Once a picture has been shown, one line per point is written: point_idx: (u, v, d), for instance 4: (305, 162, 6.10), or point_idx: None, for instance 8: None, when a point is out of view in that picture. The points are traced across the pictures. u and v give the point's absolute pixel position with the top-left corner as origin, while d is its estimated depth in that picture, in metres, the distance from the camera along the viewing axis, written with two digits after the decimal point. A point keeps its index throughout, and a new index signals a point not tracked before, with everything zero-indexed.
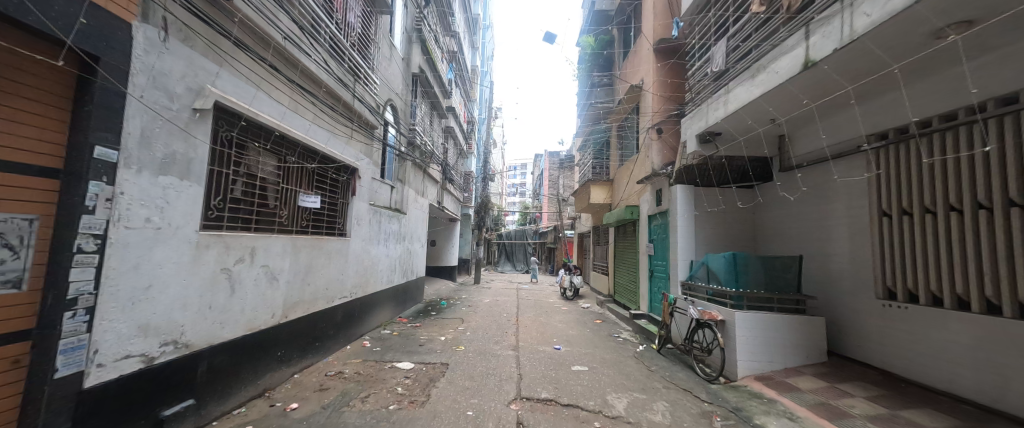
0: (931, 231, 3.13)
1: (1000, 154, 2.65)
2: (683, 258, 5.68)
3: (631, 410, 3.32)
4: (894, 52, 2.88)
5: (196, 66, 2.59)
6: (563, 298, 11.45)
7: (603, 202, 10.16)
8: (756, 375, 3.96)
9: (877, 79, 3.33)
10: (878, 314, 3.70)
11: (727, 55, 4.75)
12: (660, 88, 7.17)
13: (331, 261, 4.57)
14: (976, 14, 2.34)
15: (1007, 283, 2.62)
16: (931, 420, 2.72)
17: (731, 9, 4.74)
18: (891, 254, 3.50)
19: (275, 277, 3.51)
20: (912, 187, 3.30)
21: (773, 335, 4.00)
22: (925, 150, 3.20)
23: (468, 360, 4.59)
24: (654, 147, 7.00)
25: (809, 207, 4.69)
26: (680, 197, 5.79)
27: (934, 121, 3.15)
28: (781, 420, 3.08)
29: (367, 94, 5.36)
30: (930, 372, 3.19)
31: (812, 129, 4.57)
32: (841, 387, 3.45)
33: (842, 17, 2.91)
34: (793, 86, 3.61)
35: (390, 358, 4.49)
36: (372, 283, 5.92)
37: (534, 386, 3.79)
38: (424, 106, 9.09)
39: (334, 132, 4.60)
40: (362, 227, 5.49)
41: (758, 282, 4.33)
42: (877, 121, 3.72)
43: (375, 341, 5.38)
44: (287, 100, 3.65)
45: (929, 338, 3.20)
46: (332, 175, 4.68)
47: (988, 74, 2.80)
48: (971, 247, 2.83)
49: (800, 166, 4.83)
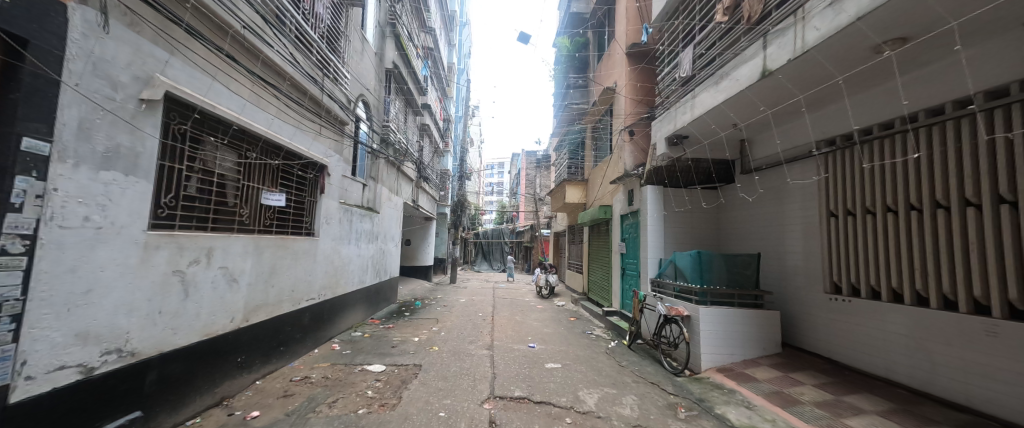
0: (870, 231, 3.43)
1: (929, 161, 2.95)
2: (652, 256, 5.88)
3: (602, 405, 3.41)
4: (840, 65, 3.12)
5: (144, 54, 2.41)
6: (539, 296, 11.56)
7: (578, 201, 10.34)
8: (718, 367, 4.17)
9: (826, 89, 3.58)
10: (826, 307, 3.99)
11: (694, 62, 4.97)
12: (632, 91, 7.41)
13: (298, 261, 4.38)
14: (910, 32, 2.58)
15: (933, 278, 2.90)
16: (869, 404, 2.97)
17: (698, 17, 4.96)
18: (837, 251, 3.78)
19: (235, 279, 3.33)
20: (856, 190, 3.58)
21: (734, 329, 4.24)
22: (867, 156, 3.49)
23: (441, 361, 4.54)
24: (626, 148, 7.20)
25: (766, 208, 4.98)
26: (650, 197, 6.00)
27: (874, 129, 3.44)
28: (739, 409, 3.26)
29: (337, 88, 5.18)
30: (870, 360, 3.48)
31: (769, 134, 4.85)
32: (793, 375, 3.71)
33: (795, 30, 3.11)
34: (752, 94, 3.83)
35: (361, 361, 4.37)
36: (343, 284, 5.75)
37: (508, 385, 3.81)
38: (399, 102, 8.91)
39: (301, 127, 4.40)
40: (332, 226, 5.31)
41: (720, 278, 4.54)
42: (826, 128, 4.00)
43: (346, 343, 5.21)
44: (247, 93, 3.46)
45: (869, 328, 3.49)
46: (298, 172, 4.48)
47: (920, 88, 3.07)
48: (904, 244, 3.11)
49: (758, 169, 5.13)
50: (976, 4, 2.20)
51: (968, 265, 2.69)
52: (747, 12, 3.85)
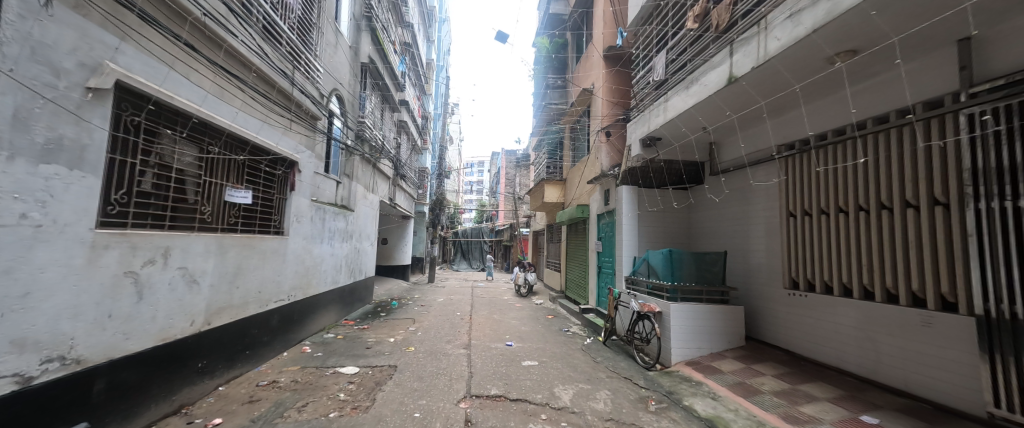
0: (823, 230, 3.67)
1: (875, 165, 3.20)
2: (627, 254, 6.05)
3: (576, 400, 3.48)
4: (797, 74, 3.31)
5: (91, 38, 2.24)
6: (517, 295, 11.60)
7: (557, 201, 10.46)
8: (687, 361, 4.35)
9: (786, 96, 3.79)
10: (784, 302, 4.24)
11: (667, 66, 5.13)
12: (608, 93, 7.58)
13: (265, 262, 4.20)
14: (858, 46, 2.78)
15: (877, 273, 3.15)
16: (822, 392, 3.18)
17: (671, 24, 5.13)
18: (796, 250, 4.01)
19: (195, 280, 3.16)
20: (813, 192, 3.82)
21: (702, 324, 4.42)
22: (821, 160, 3.74)
23: (417, 361, 4.48)
24: (602, 149, 7.35)
25: (732, 208, 5.22)
26: (625, 197, 6.17)
27: (828, 135, 3.68)
28: (705, 400, 3.41)
29: (308, 82, 5.00)
30: (823, 351, 3.72)
31: (736, 138, 5.08)
32: (755, 367, 3.91)
33: (758, 39, 3.28)
34: (720, 99, 4.00)
35: (333, 363, 4.26)
36: (315, 284, 5.57)
37: (484, 384, 3.81)
38: (375, 98, 8.70)
39: (269, 121, 4.21)
40: (303, 225, 5.13)
41: (690, 276, 4.72)
42: (786, 133, 4.25)
43: (318, 345, 5.04)
44: (210, 84, 3.28)
45: (823, 321, 3.73)
46: (266, 168, 4.29)
47: (868, 97, 3.31)
48: (855, 242, 3.35)
49: (725, 171, 5.36)
50: (913, 21, 2.41)
51: (906, 261, 2.94)
52: (716, 20, 4.02)
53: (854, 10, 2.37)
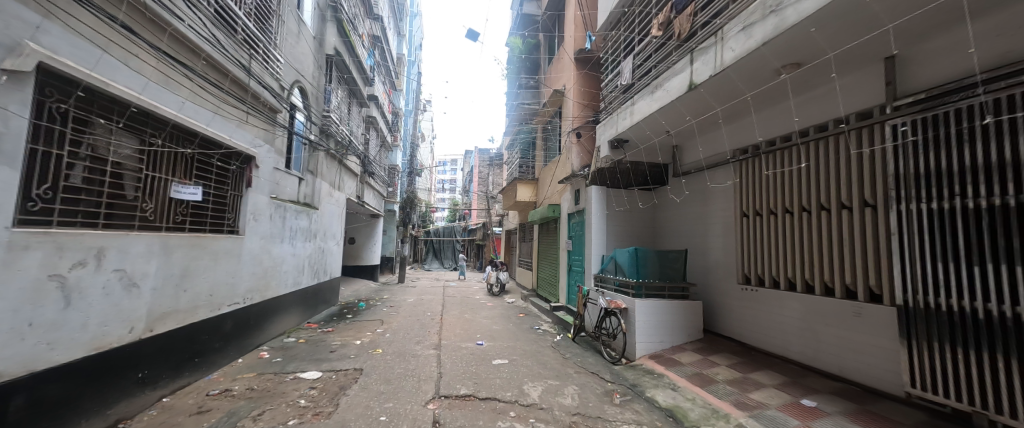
0: (771, 229, 3.96)
1: (815, 170, 3.50)
2: (595, 252, 6.24)
3: (545, 396, 3.54)
4: (749, 84, 3.55)
5: (8, 14, 2.00)
6: (489, 294, 11.60)
7: (529, 200, 10.54)
8: (650, 354, 4.54)
9: (741, 103, 4.04)
10: (738, 296, 4.53)
11: (633, 71, 5.32)
12: (579, 95, 7.74)
13: (217, 263, 3.93)
14: (801, 59, 3.02)
15: (817, 269, 3.44)
16: (769, 379, 3.44)
17: (637, 30, 5.32)
18: (747, 248, 4.29)
19: (135, 283, 2.91)
20: (762, 194, 4.11)
21: (664, 319, 4.63)
22: (768, 165, 4.05)
23: (385, 364, 4.38)
24: (573, 150, 7.51)
25: (692, 208, 5.50)
26: (594, 197, 6.35)
27: (775, 141, 3.98)
28: (666, 390, 3.58)
29: (266, 72, 4.72)
30: (771, 341, 4.02)
31: (696, 142, 5.35)
32: (711, 358, 4.16)
33: (715, 49, 3.47)
34: (681, 104, 4.20)
35: (294, 368, 4.07)
36: (274, 286, 5.29)
37: (454, 384, 3.79)
38: (342, 92, 8.37)
39: (222, 113, 3.93)
40: (261, 223, 4.85)
41: (654, 273, 4.91)
42: (739, 139, 4.54)
43: (277, 350, 4.79)
44: (151, 71, 3.02)
45: (771, 314, 4.03)
46: (218, 163, 4.01)
47: (811, 107, 3.60)
48: (799, 241, 3.63)
49: (685, 174, 5.64)
50: (847, 38, 2.66)
51: (842, 258, 3.23)
52: (679, 29, 4.20)
53: (797, 26, 2.58)
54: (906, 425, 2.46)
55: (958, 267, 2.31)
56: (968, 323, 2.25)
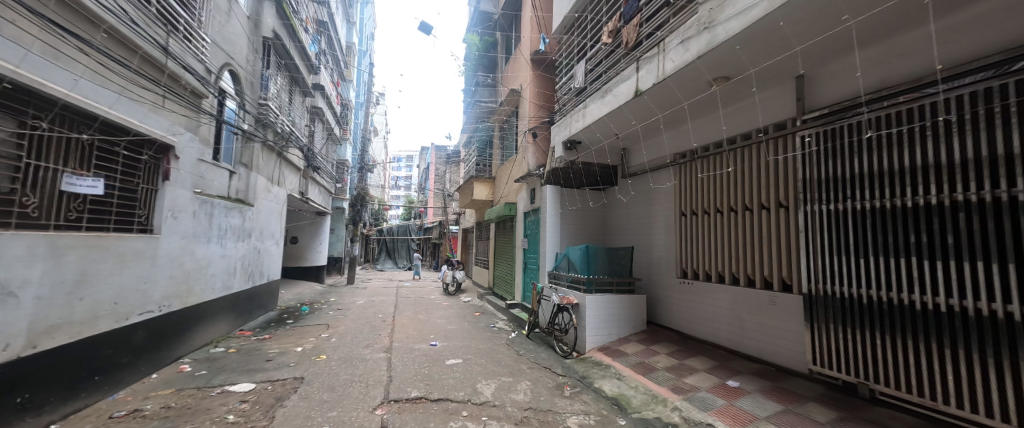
0: (705, 228, 4.33)
1: (740, 175, 3.91)
2: (549, 250, 6.39)
3: (498, 393, 3.57)
4: (686, 94, 3.84)
5: None
6: (445, 293, 11.42)
7: (485, 198, 10.51)
8: (599, 347, 4.76)
9: (679, 111, 4.35)
10: (675, 289, 4.89)
11: (586, 75, 5.53)
12: (535, 96, 7.87)
13: (126, 266, 3.44)
14: (728, 73, 3.33)
15: (743, 263, 3.83)
16: (701, 364, 3.77)
17: (590, 36, 5.53)
18: (684, 244, 4.66)
19: (10, 293, 2.44)
20: (697, 195, 4.49)
21: (611, 313, 4.88)
22: (701, 168, 4.44)
23: (329, 370, 4.12)
24: (529, 149, 7.62)
25: (637, 208, 5.84)
26: (549, 196, 6.50)
27: (707, 148, 4.37)
28: (612, 380, 3.77)
29: (189, 52, 4.21)
30: (703, 329, 4.39)
31: (642, 146, 5.67)
32: (653, 347, 4.45)
33: (658, 59, 3.70)
34: (627, 109, 4.44)
35: (222, 381, 3.69)
36: (198, 292, 4.74)
37: (405, 387, 3.68)
38: (282, 79, 7.72)
39: (130, 94, 3.43)
40: (182, 221, 4.33)
41: (603, 269, 5.14)
42: (677, 144, 4.91)
43: (201, 362, 4.31)
44: (33, 39, 2.55)
45: (703, 304, 4.40)
46: (127, 153, 3.50)
47: (738, 117, 3.98)
48: (729, 238, 4.02)
49: (632, 175, 5.98)
50: (765, 56, 2.98)
51: (762, 253, 3.63)
52: (626, 38, 4.43)
53: (724, 44, 2.85)
54: (809, 397, 2.83)
55: (850, 259, 2.71)
56: (857, 307, 2.64)
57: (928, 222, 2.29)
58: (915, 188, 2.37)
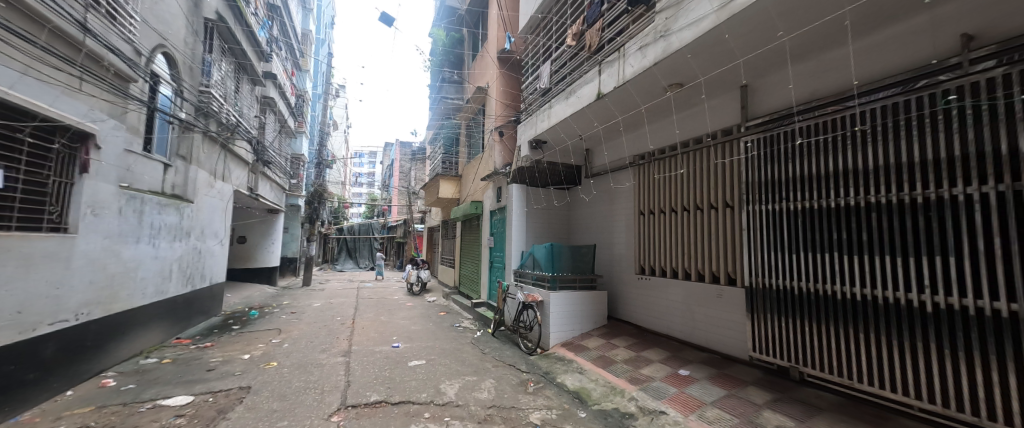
0: (661, 226, 4.57)
1: (691, 177, 4.16)
2: (515, 248, 6.44)
3: (461, 393, 3.54)
4: (642, 98, 4.01)
5: None
6: (409, 293, 11.14)
7: (451, 196, 10.37)
8: (562, 342, 4.87)
9: (638, 114, 4.54)
10: (634, 285, 5.12)
11: (551, 76, 5.62)
12: (501, 95, 7.87)
13: (33, 269, 3.02)
14: (682, 80, 3.52)
15: (694, 260, 4.08)
16: (656, 355, 3.97)
17: (554, 38, 5.63)
18: (642, 242, 4.87)
19: None
20: (654, 194, 4.72)
21: (574, 309, 5.01)
22: (656, 170, 4.67)
23: (280, 378, 3.87)
24: (495, 148, 7.61)
25: (599, 207, 6.03)
26: (514, 195, 6.53)
27: (662, 151, 4.60)
28: (574, 375, 3.88)
29: (114, 29, 3.77)
30: (658, 322, 4.64)
31: (603, 147, 5.86)
32: (612, 341, 4.62)
33: (618, 63, 3.83)
34: (589, 111, 4.56)
35: (154, 395, 3.35)
36: (125, 298, 4.26)
37: (364, 391, 3.55)
38: (228, 65, 7.13)
39: (38, 74, 3.01)
40: (105, 219, 3.89)
41: (567, 267, 5.26)
42: (635, 146, 5.14)
43: (128, 375, 3.88)
44: None
45: (658, 298, 4.65)
46: (32, 141, 3.07)
47: (690, 122, 4.24)
48: (682, 236, 4.26)
49: (594, 175, 6.16)
50: (713, 66, 3.19)
51: (710, 250, 3.89)
52: (589, 41, 4.56)
53: (677, 52, 3.01)
54: (749, 381, 3.08)
55: (785, 255, 2.99)
56: (791, 297, 2.93)
57: (849, 222, 2.59)
58: (839, 191, 2.67)
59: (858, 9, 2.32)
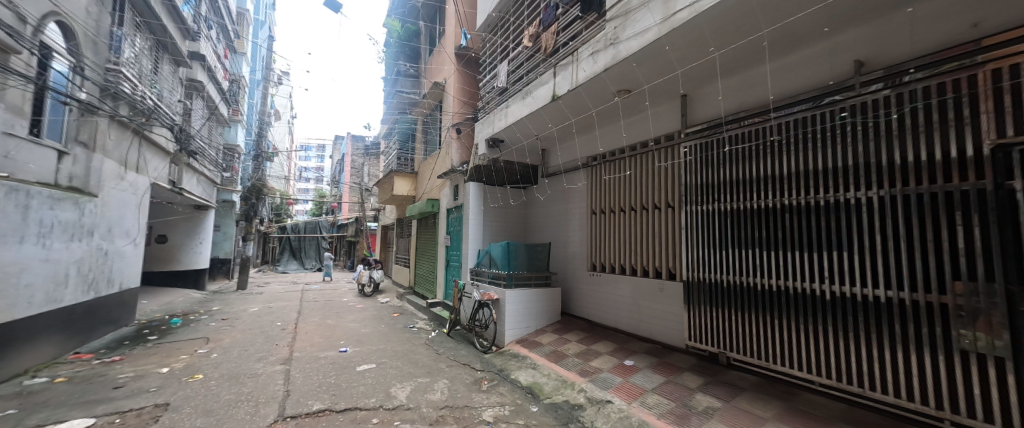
0: (611, 225, 4.78)
1: (639, 178, 4.40)
2: (471, 247, 6.40)
3: (413, 395, 3.45)
4: (593, 102, 4.17)
5: None
6: (360, 295, 10.63)
7: (407, 194, 10.05)
8: (517, 339, 4.94)
9: (590, 117, 4.72)
10: (585, 282, 5.32)
11: (508, 76, 5.66)
12: (458, 92, 7.77)
13: None
14: (629, 87, 3.70)
15: (640, 256, 4.34)
16: (605, 348, 4.16)
17: (511, 38, 5.68)
18: (595, 240, 5.07)
19: None
20: (604, 194, 4.92)
21: (529, 306, 5.09)
22: (608, 170, 4.88)
23: (206, 392, 3.50)
24: (453, 145, 7.49)
25: (553, 206, 6.18)
26: (471, 193, 6.47)
27: (612, 153, 4.82)
28: (527, 371, 3.95)
29: None
30: (606, 316, 4.87)
31: (558, 148, 6.02)
32: (565, 336, 4.77)
33: (572, 67, 3.93)
34: (544, 112, 4.64)
35: (43, 421, 2.88)
36: (3, 308, 3.59)
37: (305, 400, 3.33)
38: (144, 41, 6.28)
39: None
40: None
41: (523, 265, 5.33)
42: (587, 148, 5.32)
43: (8, 400, 3.28)
44: None
45: (607, 294, 4.87)
46: None
47: (636, 127, 4.49)
48: (630, 234, 4.49)
49: (549, 175, 6.30)
50: (658, 74, 3.39)
51: (655, 247, 4.14)
52: (545, 44, 4.66)
53: (625, 60, 3.17)
54: (685, 367, 3.35)
55: (718, 251, 3.28)
56: (721, 290, 3.22)
57: (770, 222, 2.91)
58: (762, 194, 2.98)
59: (776, 31, 2.61)
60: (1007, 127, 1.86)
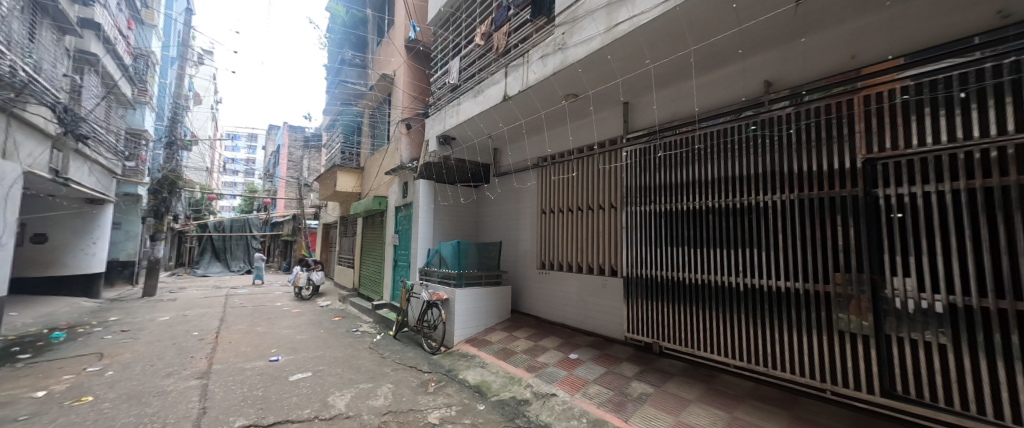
0: (561, 224, 4.93)
1: (585, 179, 4.59)
2: (421, 246, 6.22)
3: (353, 402, 3.28)
4: (543, 103, 4.26)
5: None
6: (297, 298, 9.82)
7: (351, 190, 9.48)
8: (466, 339, 4.90)
9: (539, 119, 4.82)
10: (534, 279, 5.44)
11: (460, 73, 5.58)
12: (408, 86, 7.50)
13: None
14: (576, 91, 3.85)
15: (586, 254, 4.52)
16: (552, 343, 4.29)
17: (463, 35, 5.60)
18: (544, 239, 5.20)
19: None
20: (554, 194, 5.07)
21: (479, 305, 5.07)
22: (557, 171, 5.02)
23: (98, 417, 3.01)
24: (402, 141, 7.22)
25: (505, 204, 6.22)
26: (421, 190, 6.27)
27: (562, 154, 4.96)
28: (476, 369, 3.94)
29: None
30: (554, 312, 5.02)
31: (510, 147, 6.07)
32: (514, 333, 4.84)
33: (522, 68, 4.00)
34: (495, 112, 4.66)
35: None
36: None
37: (226, 416, 3.01)
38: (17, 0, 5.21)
39: None
40: None
41: (473, 264, 5.29)
42: (538, 148, 5.43)
43: None
44: None
45: (555, 291, 5.02)
46: None
47: (582, 131, 4.69)
48: (577, 232, 4.66)
49: (501, 174, 6.33)
50: (602, 81, 3.57)
51: (600, 245, 4.35)
52: (497, 44, 4.67)
53: (572, 65, 3.29)
54: (624, 358, 3.58)
55: (654, 249, 3.51)
56: (656, 285, 3.47)
57: (699, 222, 3.18)
58: (693, 197, 3.26)
59: (702, 49, 2.88)
60: (873, 145, 2.28)
